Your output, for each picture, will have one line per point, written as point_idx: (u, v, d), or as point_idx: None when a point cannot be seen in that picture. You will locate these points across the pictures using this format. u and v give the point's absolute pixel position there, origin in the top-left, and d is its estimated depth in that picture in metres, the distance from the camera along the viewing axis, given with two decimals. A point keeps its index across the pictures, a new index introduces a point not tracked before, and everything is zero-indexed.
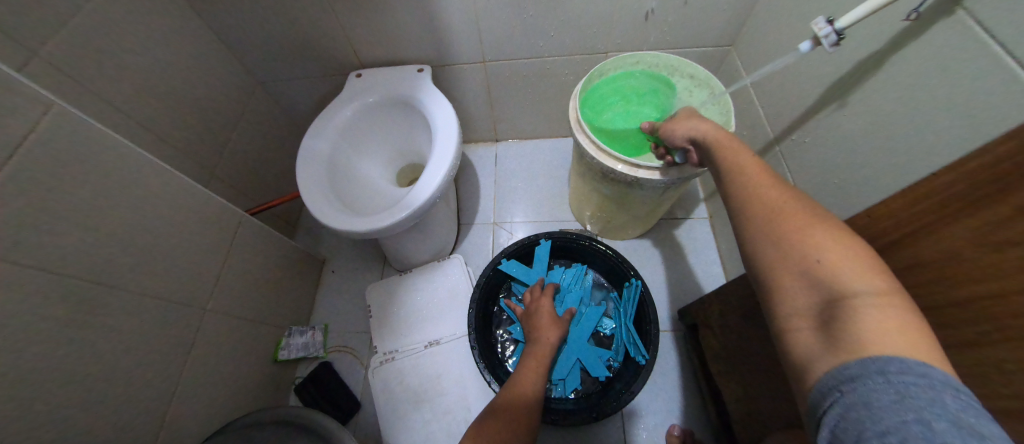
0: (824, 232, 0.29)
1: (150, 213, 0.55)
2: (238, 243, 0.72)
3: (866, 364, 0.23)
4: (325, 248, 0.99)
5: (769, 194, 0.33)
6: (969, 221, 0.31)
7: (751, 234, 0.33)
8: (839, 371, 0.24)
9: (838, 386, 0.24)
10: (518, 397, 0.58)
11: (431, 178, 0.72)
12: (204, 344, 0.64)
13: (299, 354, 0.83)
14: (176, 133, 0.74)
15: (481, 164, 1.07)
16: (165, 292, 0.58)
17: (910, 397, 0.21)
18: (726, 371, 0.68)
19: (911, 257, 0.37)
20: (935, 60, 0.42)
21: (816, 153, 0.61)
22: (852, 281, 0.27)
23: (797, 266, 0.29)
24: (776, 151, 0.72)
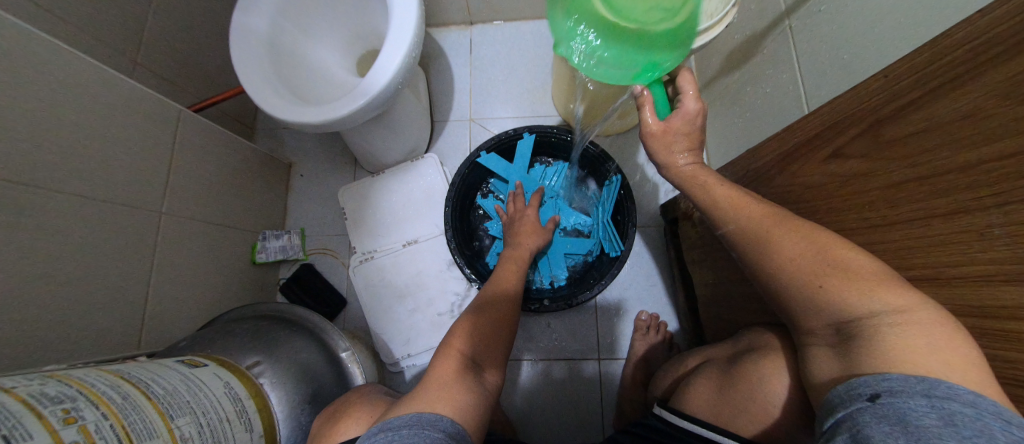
0: (822, 260, 0.32)
1: (59, 106, 0.47)
2: (182, 143, 0.64)
3: (900, 381, 0.24)
4: (289, 151, 0.91)
5: (764, 234, 0.37)
6: (973, 83, 0.28)
7: (756, 266, 0.38)
8: (867, 379, 0.26)
9: (873, 397, 0.24)
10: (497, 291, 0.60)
11: (390, 63, 0.61)
12: (172, 249, 0.62)
13: (278, 257, 0.82)
14: (81, 14, 0.58)
15: (453, 52, 0.93)
16: (109, 195, 0.53)
17: (952, 419, 0.21)
18: (700, 261, 0.71)
19: (913, 123, 0.33)
20: None
21: (826, 22, 0.53)
22: (864, 300, 0.29)
23: (810, 294, 0.33)
24: (783, 24, 0.62)
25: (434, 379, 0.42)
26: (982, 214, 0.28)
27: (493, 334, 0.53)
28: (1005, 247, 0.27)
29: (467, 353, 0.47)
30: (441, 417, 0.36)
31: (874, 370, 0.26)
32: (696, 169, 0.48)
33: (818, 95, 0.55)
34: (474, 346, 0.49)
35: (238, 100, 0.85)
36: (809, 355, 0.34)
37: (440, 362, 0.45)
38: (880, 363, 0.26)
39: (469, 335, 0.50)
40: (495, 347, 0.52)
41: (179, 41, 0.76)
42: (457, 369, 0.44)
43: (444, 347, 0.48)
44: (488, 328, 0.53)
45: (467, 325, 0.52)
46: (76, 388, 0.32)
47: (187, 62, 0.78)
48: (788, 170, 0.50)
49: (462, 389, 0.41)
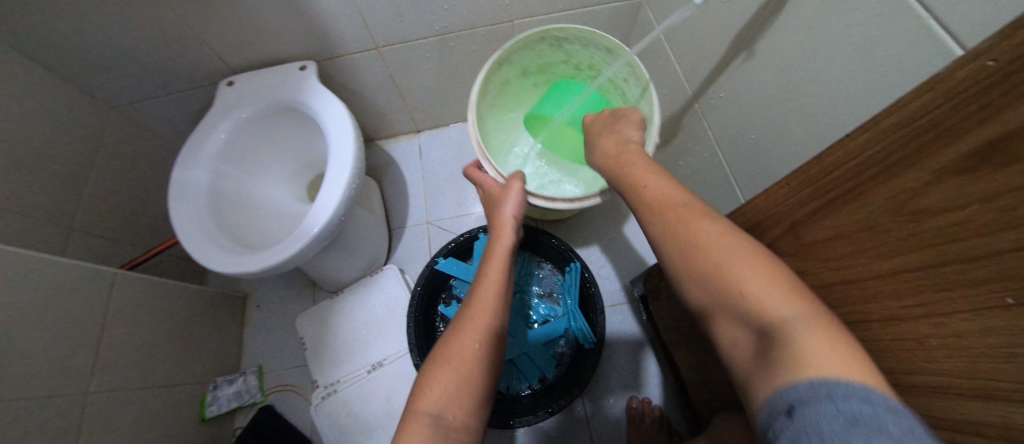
0: (743, 248, 0.31)
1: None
2: (119, 311, 0.61)
3: (807, 388, 0.22)
4: (244, 282, 0.88)
5: (686, 225, 0.34)
6: (875, 192, 0.29)
7: (676, 268, 0.34)
8: (781, 390, 0.23)
9: (788, 409, 0.22)
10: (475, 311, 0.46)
11: (331, 195, 0.62)
12: (108, 434, 0.56)
13: (231, 405, 0.75)
14: (17, 198, 0.58)
15: (403, 160, 0.97)
16: (33, 396, 0.48)
17: (859, 422, 0.19)
18: (677, 339, 0.68)
19: (827, 228, 0.34)
20: (830, 19, 0.38)
21: (725, 110, 0.59)
22: (777, 304, 0.27)
23: (727, 294, 0.30)
24: (692, 108, 0.69)
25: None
26: (918, 324, 0.28)
27: (471, 368, 0.41)
28: (954, 360, 0.26)
29: (442, 414, 0.38)
30: None
31: (791, 380, 0.23)
32: (629, 150, 0.47)
33: (741, 171, 0.58)
34: (452, 399, 0.39)
35: None
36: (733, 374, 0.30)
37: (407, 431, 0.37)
38: (799, 369, 0.23)
39: (446, 388, 0.40)
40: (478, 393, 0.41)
41: (123, 199, 0.76)
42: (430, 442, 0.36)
43: (417, 403, 0.39)
44: (472, 368, 0.41)
45: (449, 375, 0.40)
46: None
47: (130, 216, 0.78)
48: None
49: None
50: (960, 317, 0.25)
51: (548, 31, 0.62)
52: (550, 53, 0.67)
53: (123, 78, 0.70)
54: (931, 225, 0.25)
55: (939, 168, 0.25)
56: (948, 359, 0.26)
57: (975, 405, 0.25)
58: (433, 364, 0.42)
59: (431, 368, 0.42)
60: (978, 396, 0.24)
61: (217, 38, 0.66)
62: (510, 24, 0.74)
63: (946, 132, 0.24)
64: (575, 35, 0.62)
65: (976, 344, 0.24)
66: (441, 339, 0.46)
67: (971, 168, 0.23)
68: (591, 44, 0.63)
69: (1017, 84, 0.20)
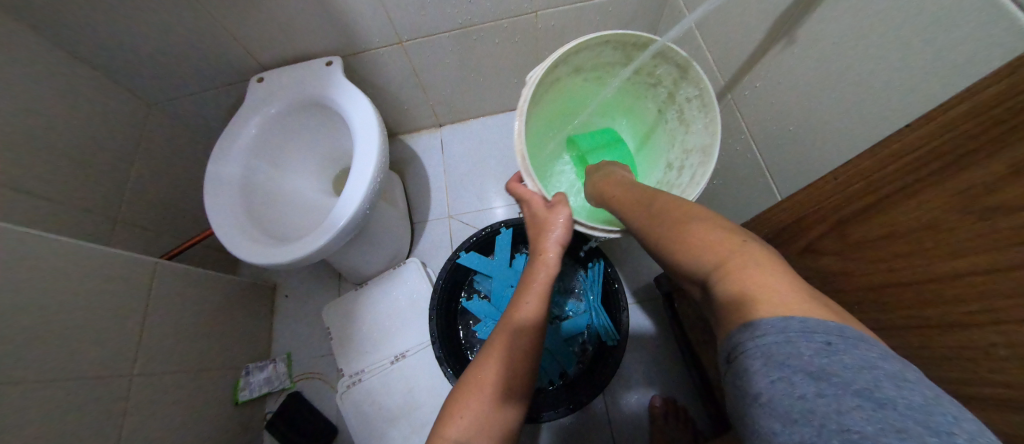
0: (693, 217, 0.32)
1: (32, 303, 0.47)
2: (160, 299, 0.64)
3: (737, 333, 0.22)
4: (273, 273, 0.92)
5: (665, 206, 0.36)
6: (938, 187, 0.27)
7: (649, 239, 0.36)
8: (724, 334, 0.24)
9: (727, 358, 0.23)
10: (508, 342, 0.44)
11: (356, 190, 0.63)
12: (151, 414, 0.59)
13: (262, 391, 0.78)
14: (66, 190, 0.62)
15: (426, 155, 0.98)
16: (84, 377, 0.51)
17: (774, 359, 0.20)
18: (704, 340, 0.66)
19: (880, 226, 0.32)
20: (888, 1, 0.35)
21: (761, 102, 0.56)
22: (718, 251, 0.28)
23: (679, 258, 0.31)
24: (724, 100, 0.66)
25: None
26: (982, 330, 0.26)
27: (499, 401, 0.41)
28: (1022, 372, 0.24)
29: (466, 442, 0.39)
30: None
31: (735, 321, 0.23)
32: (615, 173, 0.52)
33: (778, 166, 0.55)
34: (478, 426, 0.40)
35: None
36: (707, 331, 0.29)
37: None
38: (741, 311, 0.23)
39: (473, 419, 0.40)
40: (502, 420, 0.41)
41: (162, 193, 0.80)
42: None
43: (443, 427, 0.40)
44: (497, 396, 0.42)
45: (475, 404, 0.41)
46: None
47: (169, 207, 0.81)
48: None
49: None
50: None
51: (615, 35, 0.57)
52: (611, 56, 0.62)
53: (162, 75, 0.73)
54: (1004, 225, 0.23)
55: (1022, 159, 0.22)
56: (1018, 371, 0.24)
57: None
58: (461, 389, 0.43)
59: (457, 394, 0.43)
60: None
61: (247, 34, 0.67)
62: (533, 15, 0.73)
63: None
64: (645, 44, 0.58)
65: None
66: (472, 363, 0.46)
67: None
68: (655, 54, 0.59)
69: None
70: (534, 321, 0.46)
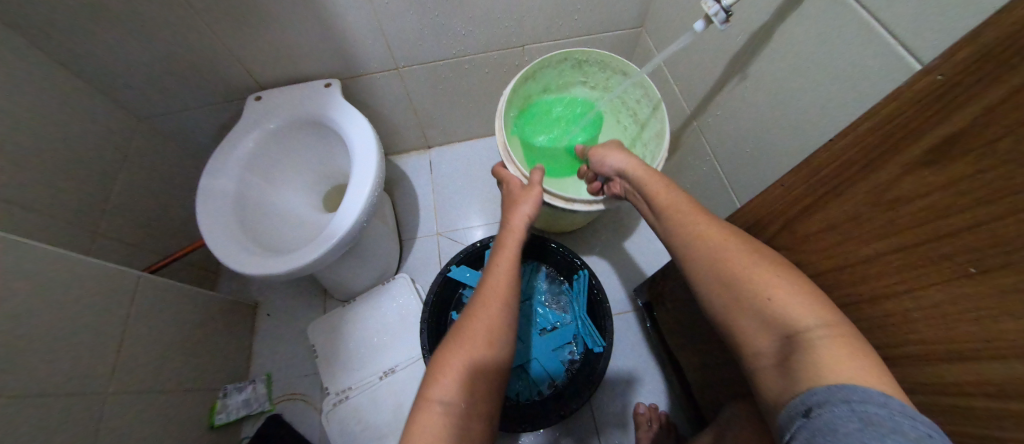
0: (770, 268, 0.33)
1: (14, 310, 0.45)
2: (139, 312, 0.62)
3: (825, 392, 0.25)
4: (255, 290, 0.90)
5: (721, 241, 0.37)
6: (856, 188, 0.34)
7: (702, 276, 0.37)
8: (802, 395, 0.26)
9: (807, 412, 0.25)
10: (489, 300, 0.49)
11: (355, 203, 0.65)
12: (124, 434, 0.56)
13: (240, 413, 0.75)
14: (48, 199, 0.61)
15: (415, 174, 1.02)
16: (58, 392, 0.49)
17: (873, 423, 0.22)
18: (682, 343, 0.71)
19: (818, 222, 0.38)
20: (810, 46, 0.45)
21: (719, 126, 0.65)
22: (802, 314, 0.30)
23: (753, 309, 0.32)
24: (689, 126, 0.75)
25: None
26: (897, 300, 0.32)
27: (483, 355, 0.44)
28: (930, 329, 0.30)
29: (454, 402, 0.40)
30: None
31: (813, 384, 0.26)
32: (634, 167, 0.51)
33: (738, 182, 0.63)
34: (464, 384, 0.42)
35: (203, 250, 0.86)
36: (756, 380, 0.32)
37: (421, 415, 0.39)
38: (827, 374, 0.26)
39: (457, 373, 0.42)
40: (488, 380, 0.44)
41: (145, 207, 0.78)
42: (446, 426, 0.38)
43: (429, 389, 0.41)
44: (482, 354, 0.44)
45: (460, 359, 0.43)
46: None
47: (151, 222, 0.80)
48: None
49: None
50: (934, 288, 0.29)
51: (572, 54, 0.69)
52: (574, 73, 0.74)
53: (157, 91, 0.75)
54: (902, 213, 0.30)
55: (909, 161, 0.29)
56: (926, 329, 0.30)
57: (953, 367, 0.29)
58: (445, 350, 0.45)
59: (441, 356, 0.44)
60: (953, 358, 0.29)
61: (250, 56, 0.71)
62: (520, 49, 0.81)
63: (908, 135, 0.29)
64: (597, 58, 0.70)
65: (949, 314, 0.28)
66: (454, 325, 0.49)
67: (932, 161, 0.28)
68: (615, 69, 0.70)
69: (962, 92, 0.26)
70: (508, 283, 0.51)
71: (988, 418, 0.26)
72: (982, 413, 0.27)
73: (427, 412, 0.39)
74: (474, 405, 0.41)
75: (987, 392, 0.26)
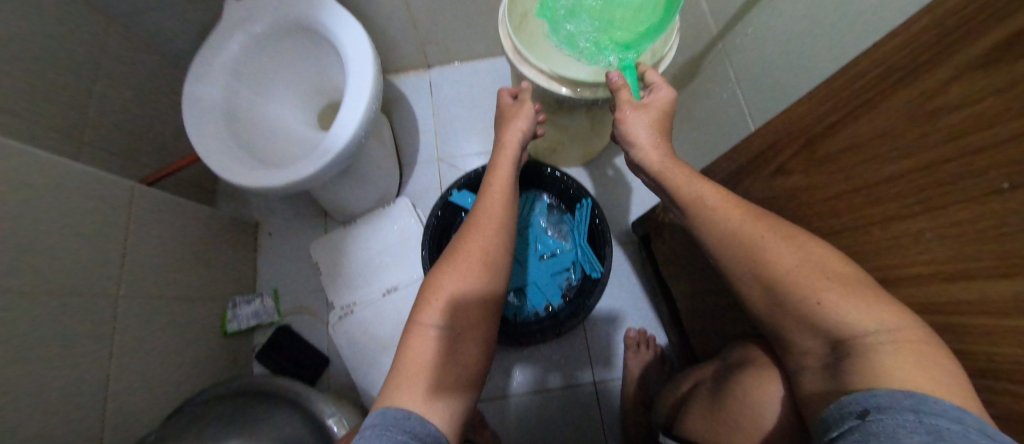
0: (819, 272, 0.32)
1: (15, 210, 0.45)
2: (141, 222, 0.62)
3: (888, 397, 0.24)
4: (254, 210, 0.90)
5: (770, 238, 0.35)
6: (898, 96, 0.31)
7: (744, 273, 0.37)
8: (859, 397, 0.26)
9: (863, 414, 0.25)
10: (483, 221, 0.48)
11: (351, 117, 0.61)
12: (144, 333, 0.59)
13: (251, 323, 0.79)
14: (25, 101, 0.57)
15: (414, 96, 0.96)
16: (76, 290, 0.51)
17: (939, 434, 0.21)
18: (675, 272, 0.74)
19: (844, 140, 0.36)
20: None
21: (747, 47, 0.60)
22: (861, 317, 0.29)
23: (806, 311, 0.32)
24: (713, 48, 0.69)
25: (410, 368, 0.38)
26: (916, 219, 0.31)
27: (475, 278, 0.44)
28: (942, 247, 0.29)
29: (446, 326, 0.41)
30: (408, 414, 0.34)
31: (870, 389, 0.26)
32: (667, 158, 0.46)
33: (760, 109, 0.59)
34: (456, 310, 0.42)
35: (196, 166, 0.84)
36: (800, 377, 0.35)
37: (413, 340, 0.40)
38: (885, 381, 0.26)
39: (447, 298, 0.43)
40: (481, 305, 0.44)
41: (129, 118, 0.75)
42: (438, 347, 0.40)
43: (420, 314, 0.42)
44: (473, 278, 0.44)
45: (451, 283, 0.44)
46: None
47: (138, 135, 0.76)
48: (742, 185, 0.53)
49: (443, 377, 0.38)
50: (957, 207, 0.27)
51: None
52: None
53: None
54: (942, 123, 0.27)
55: (962, 66, 0.26)
56: (938, 249, 0.29)
57: (956, 287, 0.29)
58: (436, 274, 0.45)
59: (432, 282, 0.45)
60: (958, 278, 0.28)
61: None
62: None
63: (968, 36, 0.25)
64: None
65: (966, 236, 0.27)
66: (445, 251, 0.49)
67: (982, 69, 0.24)
68: None
69: None
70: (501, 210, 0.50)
71: (977, 330, 0.28)
72: (971, 326, 0.28)
73: (418, 335, 0.40)
74: (468, 330, 0.43)
75: (985, 310, 0.27)
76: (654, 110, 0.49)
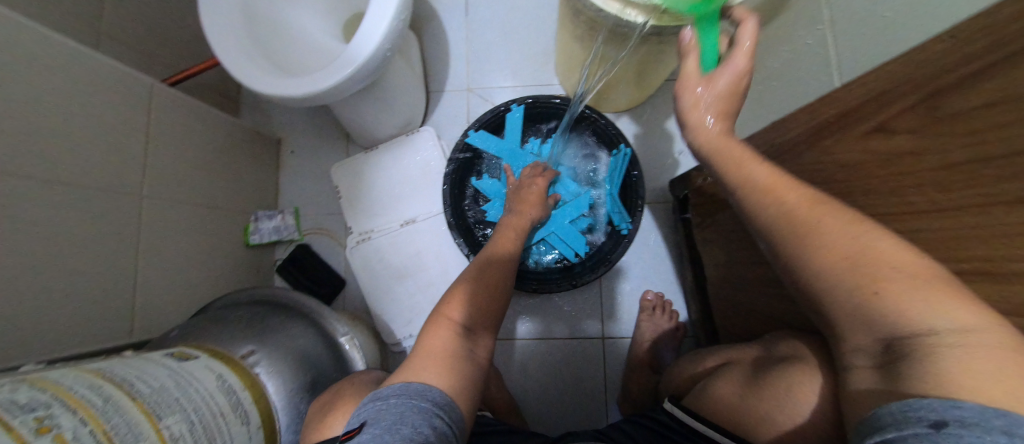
0: (878, 264, 0.26)
1: (41, 94, 0.44)
2: (164, 121, 0.60)
3: (978, 412, 0.17)
4: (277, 125, 0.87)
5: (823, 231, 0.29)
6: None
7: (793, 249, 0.31)
8: (931, 403, 0.19)
9: (935, 425, 0.18)
10: (497, 251, 0.55)
11: (378, 24, 0.55)
12: (169, 234, 0.61)
13: (272, 238, 0.81)
14: None
15: (447, 14, 0.86)
16: (108, 182, 0.52)
17: None
18: (710, 240, 0.69)
19: (987, 93, 0.27)
20: None
21: None
22: (925, 313, 0.23)
23: (860, 303, 0.26)
24: None
25: (429, 351, 0.37)
26: None
27: (491, 294, 0.47)
28: None
29: (466, 325, 0.42)
30: (430, 388, 0.33)
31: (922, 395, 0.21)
32: (728, 138, 0.41)
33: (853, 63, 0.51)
34: (474, 315, 0.43)
35: (219, 72, 0.80)
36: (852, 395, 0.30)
37: (432, 330, 0.40)
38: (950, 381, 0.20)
39: (470, 300, 0.44)
40: (491, 323, 0.46)
41: (147, 8, 0.70)
42: (456, 340, 0.39)
43: (442, 311, 0.43)
44: (490, 294, 0.47)
45: (473, 288, 0.46)
46: (51, 393, 0.30)
47: (157, 29, 0.72)
48: (819, 146, 0.44)
49: (456, 360, 0.37)
50: None
51: None
52: None
53: None
54: None
55: None
56: None
57: None
58: (458, 283, 0.48)
59: (455, 289, 0.46)
60: None
61: None
62: None
63: None
64: None
65: None
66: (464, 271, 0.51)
67: None
68: None
69: None
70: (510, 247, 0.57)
71: None
72: None
73: (441, 327, 0.40)
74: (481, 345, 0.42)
75: None
76: (717, 82, 0.41)
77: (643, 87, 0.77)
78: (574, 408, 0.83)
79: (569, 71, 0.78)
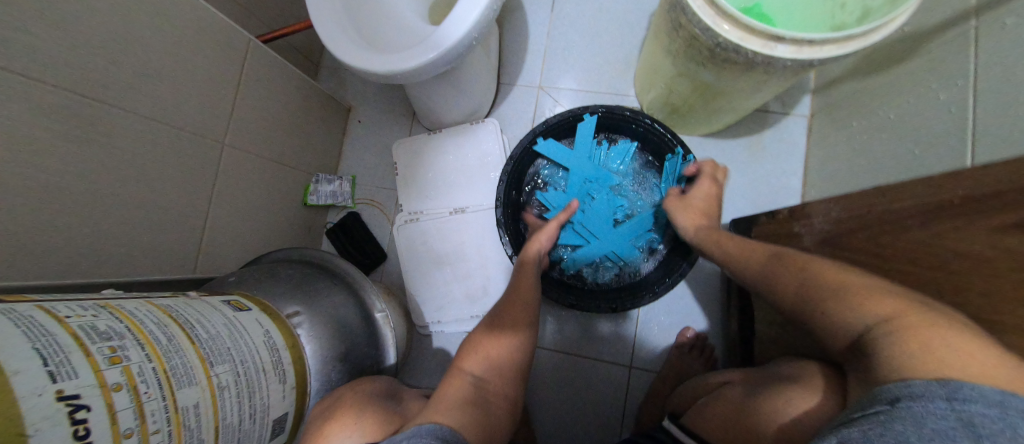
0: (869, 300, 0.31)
1: (152, 37, 0.46)
2: (253, 77, 0.63)
3: (922, 385, 0.23)
4: (350, 94, 0.90)
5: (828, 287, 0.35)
6: None
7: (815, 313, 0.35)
8: (889, 385, 0.25)
9: (892, 400, 0.23)
10: (515, 300, 0.56)
11: (469, 11, 0.53)
12: (240, 184, 0.65)
13: (328, 202, 0.84)
14: None
15: (534, 7, 0.84)
16: (198, 127, 0.55)
17: (970, 420, 0.20)
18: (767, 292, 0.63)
19: None
20: None
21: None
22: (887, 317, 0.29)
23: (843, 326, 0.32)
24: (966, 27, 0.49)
25: (445, 400, 0.40)
26: None
27: (507, 346, 0.49)
28: None
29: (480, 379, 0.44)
30: (440, 425, 0.34)
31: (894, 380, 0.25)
32: (712, 234, 0.55)
33: (998, 132, 0.44)
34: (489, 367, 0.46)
35: (306, 35, 0.83)
36: None
37: (449, 382, 0.44)
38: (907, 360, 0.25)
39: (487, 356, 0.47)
40: (507, 374, 0.47)
41: None
42: (471, 393, 0.42)
43: (461, 366, 0.46)
44: (507, 347, 0.49)
45: (489, 343, 0.49)
46: (125, 323, 0.32)
47: None
48: (938, 223, 0.38)
49: (468, 407, 0.39)
50: None
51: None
52: None
53: None
54: None
55: None
56: None
57: None
58: (476, 338, 0.51)
59: (474, 343, 0.49)
60: None
61: None
62: None
63: None
64: None
65: None
66: (481, 325, 0.54)
67: None
68: None
69: None
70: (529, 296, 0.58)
71: None
72: None
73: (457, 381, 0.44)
74: (494, 397, 0.43)
75: None
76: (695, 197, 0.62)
77: (730, 112, 0.71)
78: (585, 430, 0.80)
79: (650, 82, 0.74)
